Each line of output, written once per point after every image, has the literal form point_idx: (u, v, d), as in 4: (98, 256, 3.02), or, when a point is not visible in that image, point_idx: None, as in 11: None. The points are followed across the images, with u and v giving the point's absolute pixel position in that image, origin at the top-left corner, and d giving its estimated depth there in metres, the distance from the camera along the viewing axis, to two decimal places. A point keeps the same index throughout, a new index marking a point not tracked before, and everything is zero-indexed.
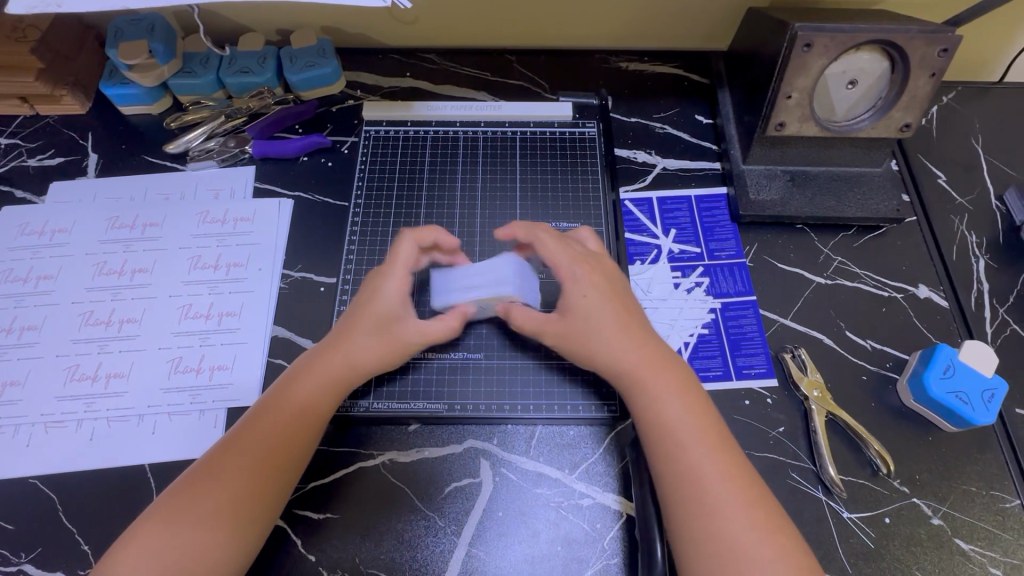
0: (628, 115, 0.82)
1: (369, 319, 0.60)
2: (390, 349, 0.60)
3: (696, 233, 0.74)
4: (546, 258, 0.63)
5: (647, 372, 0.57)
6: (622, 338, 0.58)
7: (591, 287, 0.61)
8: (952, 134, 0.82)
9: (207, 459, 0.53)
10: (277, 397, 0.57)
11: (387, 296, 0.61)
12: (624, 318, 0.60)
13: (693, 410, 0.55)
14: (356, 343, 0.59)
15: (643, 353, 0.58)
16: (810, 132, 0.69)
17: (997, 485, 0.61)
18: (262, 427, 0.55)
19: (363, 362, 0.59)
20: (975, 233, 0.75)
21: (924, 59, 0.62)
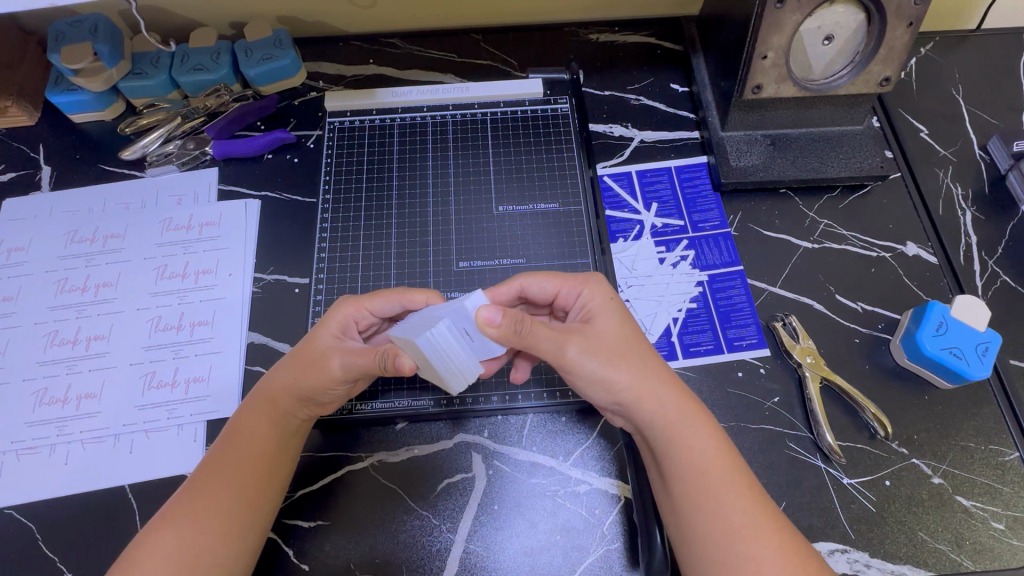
0: (601, 88, 0.80)
1: (312, 341, 0.57)
2: (311, 379, 0.55)
3: (679, 205, 0.72)
4: (547, 287, 0.58)
5: (654, 394, 0.53)
6: (614, 339, 0.55)
7: (592, 300, 0.57)
8: (932, 86, 0.80)
9: (196, 490, 0.51)
10: (252, 413, 0.56)
11: (328, 320, 0.57)
12: (630, 338, 0.56)
13: (692, 410, 0.53)
14: (290, 366, 0.56)
15: (642, 354, 0.55)
16: (788, 93, 0.67)
17: (995, 438, 0.60)
18: (249, 442, 0.54)
19: (284, 389, 0.56)
20: (961, 186, 0.73)
21: (900, 9, 0.60)
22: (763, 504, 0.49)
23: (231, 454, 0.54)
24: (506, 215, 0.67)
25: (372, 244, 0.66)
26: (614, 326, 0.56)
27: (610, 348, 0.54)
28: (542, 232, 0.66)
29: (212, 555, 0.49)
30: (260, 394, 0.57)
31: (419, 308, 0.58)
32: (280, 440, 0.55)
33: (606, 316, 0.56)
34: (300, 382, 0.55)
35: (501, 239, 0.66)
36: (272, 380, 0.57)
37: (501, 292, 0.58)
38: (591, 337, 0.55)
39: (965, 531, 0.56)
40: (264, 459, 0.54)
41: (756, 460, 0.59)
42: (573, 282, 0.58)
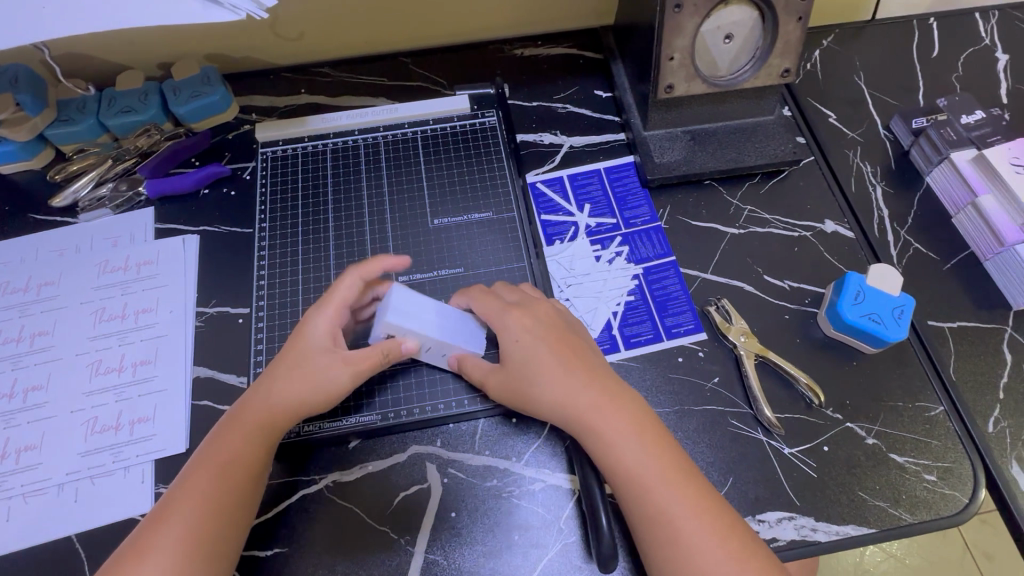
0: (528, 100, 0.83)
1: (299, 351, 0.58)
2: (321, 387, 0.56)
3: (610, 204, 0.75)
4: (483, 315, 0.61)
5: (595, 417, 0.54)
6: (551, 366, 0.56)
7: (526, 329, 0.58)
8: (836, 75, 0.86)
9: (163, 513, 0.52)
10: (211, 453, 0.54)
11: (316, 330, 0.58)
12: (568, 362, 0.57)
13: (635, 422, 0.54)
14: (283, 380, 0.57)
15: (582, 377, 0.56)
16: (698, 91, 0.71)
17: (921, 395, 0.63)
18: (195, 482, 0.53)
19: (277, 406, 0.56)
20: (869, 164, 0.78)
21: (788, 5, 0.65)
22: (718, 509, 0.51)
23: (180, 498, 0.52)
24: (442, 228, 0.69)
25: (311, 266, 0.67)
26: (548, 354, 0.57)
27: (546, 377, 0.56)
28: (479, 239, 0.68)
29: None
30: (221, 434, 0.56)
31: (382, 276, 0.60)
32: (242, 478, 0.54)
33: (540, 344, 0.58)
34: (266, 418, 0.56)
35: (439, 250, 0.68)
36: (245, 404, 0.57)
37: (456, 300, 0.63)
38: (521, 370, 0.57)
39: (901, 487, 0.59)
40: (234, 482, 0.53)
41: (702, 440, 0.61)
42: (501, 313, 0.60)
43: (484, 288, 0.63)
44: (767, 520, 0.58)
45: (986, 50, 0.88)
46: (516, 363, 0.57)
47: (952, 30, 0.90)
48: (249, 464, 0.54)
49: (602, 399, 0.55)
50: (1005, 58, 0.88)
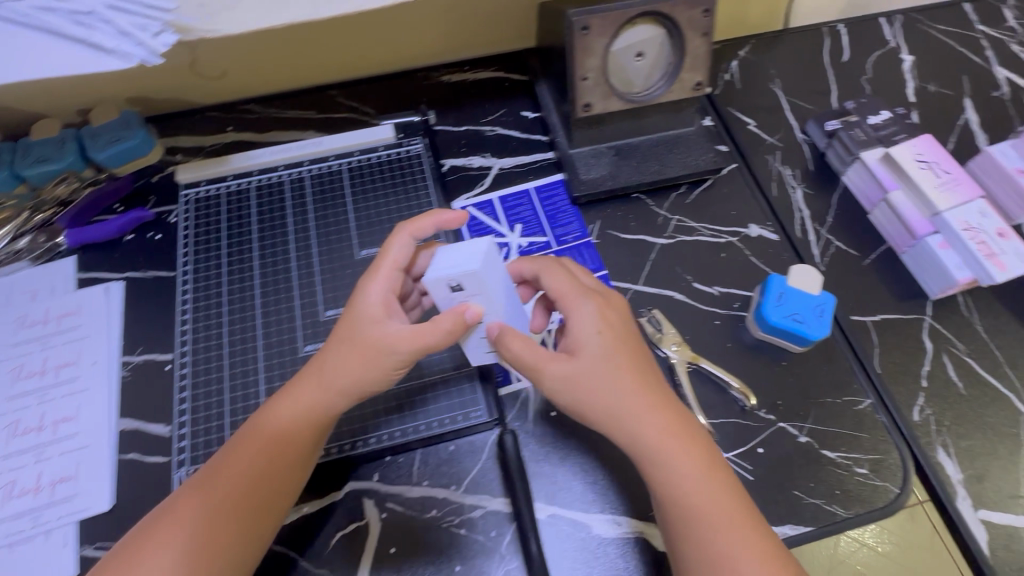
0: (457, 124, 0.84)
1: (353, 318, 0.55)
2: (372, 356, 0.53)
3: (541, 223, 0.76)
4: (552, 289, 0.59)
5: (667, 448, 0.52)
6: (627, 382, 0.54)
7: (604, 333, 0.55)
8: (753, 84, 0.89)
9: (185, 494, 0.51)
10: (250, 434, 0.54)
11: (372, 294, 0.55)
12: (646, 384, 0.54)
13: (696, 455, 0.52)
14: (335, 352, 0.54)
15: (657, 399, 0.54)
16: (616, 107, 0.72)
17: (849, 390, 0.65)
18: (230, 465, 0.52)
19: (328, 383, 0.54)
20: (789, 167, 0.81)
21: (692, 22, 0.68)
22: (774, 551, 0.49)
23: (214, 478, 0.51)
24: (371, 258, 0.67)
25: (236, 307, 0.64)
26: (626, 368, 0.54)
27: (620, 391, 0.53)
28: None
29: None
30: (264, 426, 0.54)
31: (426, 235, 0.58)
32: (276, 475, 0.53)
33: (616, 355, 0.55)
34: (312, 410, 0.54)
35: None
36: (276, 401, 0.55)
37: (527, 267, 0.61)
38: (589, 370, 0.54)
39: (834, 482, 0.60)
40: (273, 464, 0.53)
41: None
42: (574, 304, 0.57)
43: (559, 263, 0.60)
44: None
45: (891, 52, 0.93)
46: (580, 374, 0.54)
47: (860, 34, 0.95)
48: (293, 450, 0.53)
49: (664, 427, 0.53)
50: (909, 59, 0.92)
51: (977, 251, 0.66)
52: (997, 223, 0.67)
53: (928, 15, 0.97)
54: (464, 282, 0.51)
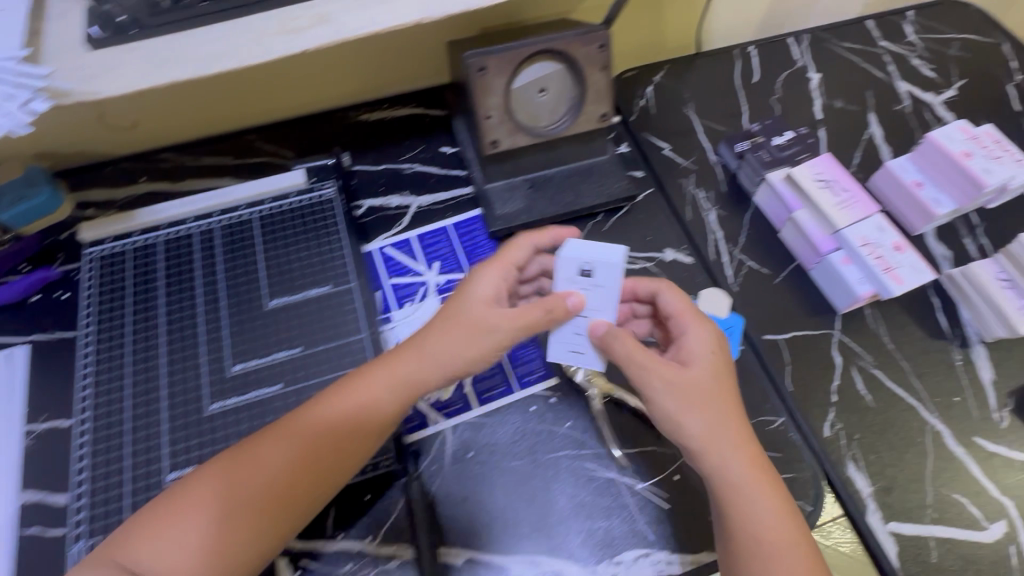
0: (375, 163, 0.84)
1: (461, 305, 0.58)
2: (466, 338, 0.57)
3: (459, 259, 0.76)
4: (671, 309, 0.60)
5: (751, 478, 0.53)
6: (723, 409, 0.55)
7: (711, 357, 0.57)
8: (668, 108, 0.91)
9: (223, 468, 0.53)
10: (302, 421, 0.55)
11: (481, 284, 0.59)
12: (739, 416, 0.56)
13: (764, 479, 0.54)
14: (434, 337, 0.57)
15: (745, 431, 0.56)
16: (523, 142, 0.74)
17: (762, 410, 0.66)
18: (280, 450, 0.54)
19: (416, 368, 0.57)
20: (703, 190, 0.83)
21: (589, 57, 0.69)
22: None
23: (263, 455, 0.54)
24: (280, 307, 0.66)
25: (141, 367, 0.63)
26: (726, 396, 0.56)
27: (717, 415, 0.55)
28: (315, 317, 0.66)
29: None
30: (320, 412, 0.55)
31: (551, 242, 0.62)
32: (331, 459, 0.55)
33: (714, 383, 0.56)
34: (402, 390, 0.56)
35: (276, 332, 0.65)
36: (334, 402, 0.56)
37: (642, 287, 0.63)
38: (688, 387, 0.55)
39: None
40: (323, 449, 0.55)
41: (558, 488, 0.62)
42: (694, 329, 0.59)
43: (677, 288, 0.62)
44: (624, 560, 0.58)
45: (800, 71, 0.96)
46: (692, 387, 0.55)
47: (770, 54, 0.98)
48: (351, 442, 0.55)
49: (748, 456, 0.54)
50: (816, 77, 0.95)
51: (874, 266, 0.68)
52: (893, 238, 0.70)
53: (833, 33, 1.01)
54: (596, 268, 0.59)
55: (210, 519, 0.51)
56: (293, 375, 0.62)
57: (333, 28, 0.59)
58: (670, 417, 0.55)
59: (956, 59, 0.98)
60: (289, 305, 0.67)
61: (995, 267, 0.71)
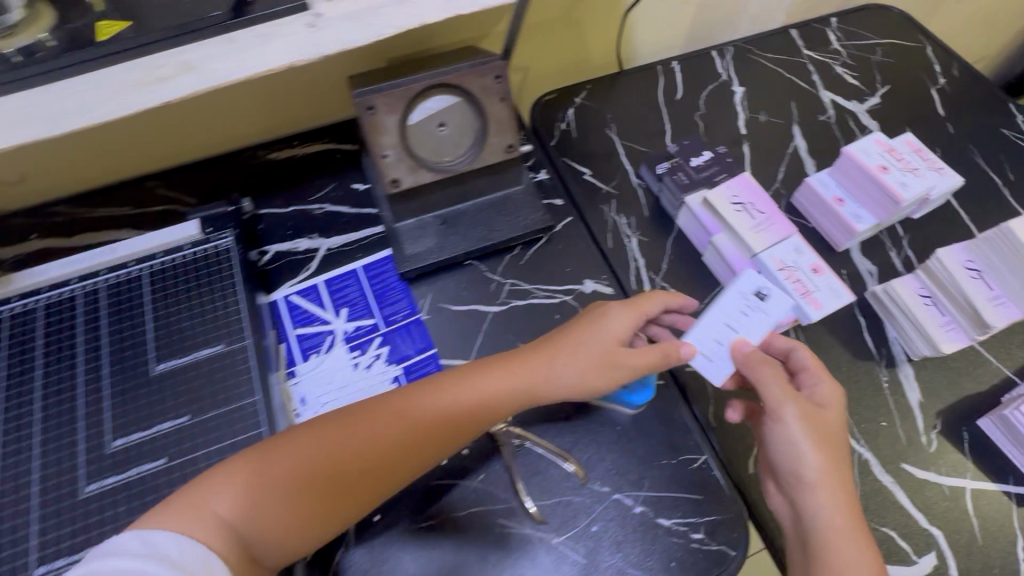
0: (284, 206, 0.80)
1: (601, 335, 0.59)
2: (592, 362, 0.58)
3: (368, 304, 0.72)
4: (803, 361, 0.60)
5: (846, 531, 0.52)
6: (831, 457, 0.54)
7: (831, 408, 0.57)
8: (589, 131, 0.89)
9: (340, 433, 0.54)
10: (427, 406, 0.56)
11: (615, 324, 0.60)
12: (843, 472, 0.55)
13: (858, 529, 0.52)
14: (562, 363, 0.59)
15: (847, 488, 0.54)
16: (427, 179, 0.70)
17: (684, 449, 0.63)
18: (384, 432, 0.55)
19: (557, 378, 0.58)
20: (624, 215, 0.80)
21: (485, 88, 0.67)
22: None
23: (377, 431, 0.54)
24: (168, 371, 0.62)
25: (11, 447, 0.58)
26: (835, 448, 0.55)
27: (829, 463, 0.54)
28: (204, 381, 0.61)
29: (250, 536, 0.49)
30: (457, 391, 0.57)
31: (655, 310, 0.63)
32: (410, 454, 0.55)
33: (832, 436, 0.55)
34: (523, 391, 0.58)
35: (162, 400, 0.61)
36: (446, 397, 0.57)
37: (777, 342, 0.62)
38: (815, 422, 0.55)
39: (671, 553, 0.58)
40: (403, 449, 0.55)
41: (468, 548, 0.58)
42: (823, 379, 0.58)
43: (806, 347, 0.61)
44: None
45: (723, 85, 0.94)
46: (829, 427, 0.56)
47: (693, 69, 0.96)
48: (431, 441, 0.56)
49: (845, 506, 0.53)
50: (740, 91, 0.94)
51: (794, 291, 0.66)
52: (811, 259, 0.68)
53: (757, 44, 1.00)
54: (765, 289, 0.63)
55: (280, 489, 0.51)
56: (177, 447, 0.58)
57: (198, 78, 0.56)
58: (794, 452, 0.54)
59: (879, 65, 0.97)
60: (178, 368, 0.62)
61: (916, 281, 0.68)
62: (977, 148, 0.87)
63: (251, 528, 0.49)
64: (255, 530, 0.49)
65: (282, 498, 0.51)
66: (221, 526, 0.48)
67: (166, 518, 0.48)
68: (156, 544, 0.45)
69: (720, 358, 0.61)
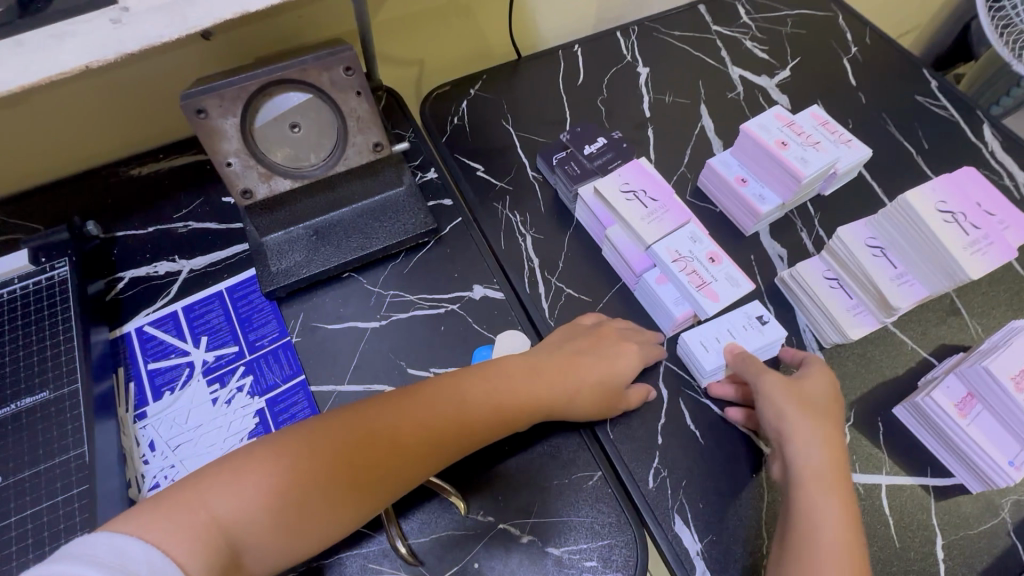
0: (143, 226, 0.72)
1: (610, 371, 0.58)
2: (599, 399, 0.57)
3: (232, 329, 0.65)
4: (793, 355, 0.61)
5: (826, 480, 0.51)
6: (816, 414, 0.55)
7: (820, 377, 0.57)
8: (484, 124, 0.82)
9: (375, 425, 0.49)
10: (456, 404, 0.52)
11: (626, 362, 0.59)
12: (833, 430, 0.54)
13: (838, 481, 0.51)
14: (582, 382, 0.57)
15: (835, 444, 0.54)
16: (285, 187, 0.63)
17: (577, 466, 0.57)
18: (412, 424, 0.50)
19: (577, 392, 0.56)
20: (519, 212, 0.74)
21: (336, 82, 0.59)
22: None
23: (404, 423, 0.49)
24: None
25: None
26: (824, 409, 0.55)
27: (812, 418, 0.54)
28: (25, 434, 0.55)
29: (246, 541, 0.43)
30: (493, 389, 0.54)
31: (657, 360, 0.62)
32: (435, 454, 0.50)
33: (821, 399, 0.56)
34: (547, 401, 0.55)
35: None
36: (482, 394, 0.54)
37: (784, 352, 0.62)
38: (797, 387, 0.56)
39: None
40: (428, 452, 0.50)
41: None
42: (812, 360, 0.59)
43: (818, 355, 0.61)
44: None
45: (628, 67, 0.89)
46: (809, 397, 0.55)
47: (596, 51, 0.90)
48: (456, 445, 0.51)
49: (831, 457, 0.53)
50: (646, 72, 0.88)
51: (689, 284, 0.62)
52: (708, 247, 0.64)
53: (664, 22, 0.94)
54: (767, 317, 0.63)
55: (284, 480, 0.44)
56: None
57: None
58: (775, 410, 0.55)
59: (790, 38, 0.93)
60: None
61: (821, 263, 0.64)
62: (890, 118, 0.83)
63: (242, 525, 0.42)
64: (255, 535, 0.43)
65: (293, 501, 0.44)
66: (216, 530, 0.42)
67: (145, 523, 0.40)
68: (126, 554, 0.38)
69: (712, 352, 0.60)
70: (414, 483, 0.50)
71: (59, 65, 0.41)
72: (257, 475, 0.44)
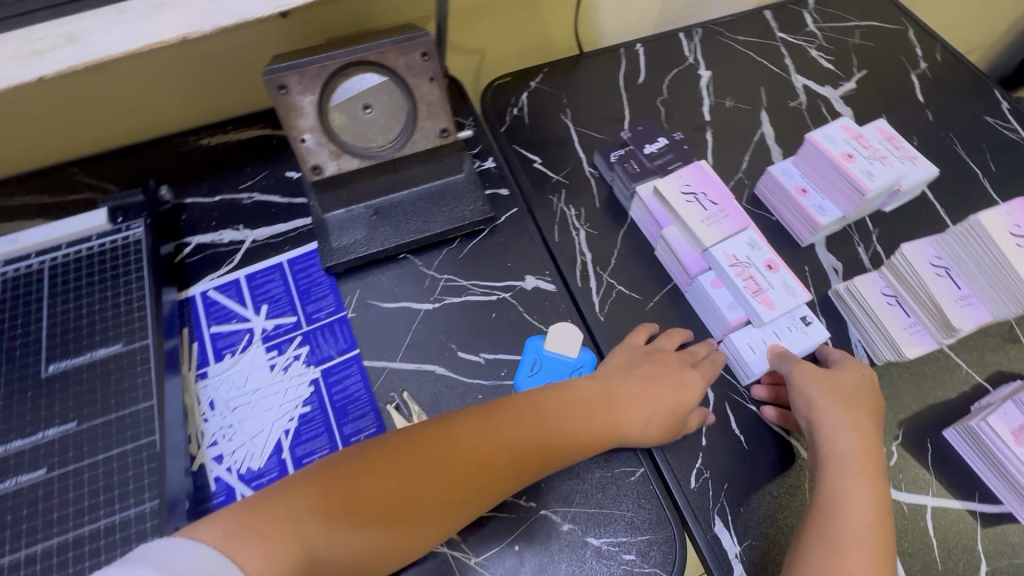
0: (210, 195, 0.74)
1: (670, 392, 0.58)
2: (662, 421, 0.57)
3: (291, 300, 0.67)
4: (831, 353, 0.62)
5: (854, 462, 0.52)
6: (848, 403, 0.56)
7: (851, 373, 0.58)
8: (543, 117, 0.83)
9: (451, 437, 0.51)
10: (531, 423, 0.54)
11: (693, 385, 0.59)
12: (865, 419, 0.55)
13: (869, 465, 0.53)
14: (648, 404, 0.57)
15: (868, 432, 0.55)
16: (353, 166, 0.64)
17: (620, 460, 0.58)
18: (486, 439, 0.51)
19: (644, 416, 0.57)
20: (574, 207, 0.75)
21: (411, 67, 0.61)
22: None
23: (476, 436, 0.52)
24: (58, 374, 0.58)
25: None
26: (855, 399, 0.56)
27: (843, 407, 0.55)
28: (97, 383, 0.58)
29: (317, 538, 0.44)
30: (569, 412, 0.55)
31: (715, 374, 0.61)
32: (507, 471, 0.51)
33: (852, 392, 0.57)
34: (615, 425, 0.56)
35: (48, 404, 0.57)
36: (559, 417, 0.55)
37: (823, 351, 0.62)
38: (828, 379, 0.57)
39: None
40: (501, 468, 0.51)
41: None
42: (845, 359, 0.60)
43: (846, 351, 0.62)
44: None
45: (689, 69, 0.88)
46: (838, 387, 0.57)
47: (658, 52, 0.90)
48: (529, 463, 0.52)
49: (862, 443, 0.54)
50: (707, 75, 0.88)
51: (745, 290, 0.62)
52: (766, 255, 0.64)
53: (728, 26, 0.93)
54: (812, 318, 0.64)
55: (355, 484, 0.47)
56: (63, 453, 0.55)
57: (79, 52, 0.41)
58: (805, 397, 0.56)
59: (857, 49, 0.91)
60: (74, 368, 0.59)
61: (881, 280, 0.64)
62: (956, 138, 0.81)
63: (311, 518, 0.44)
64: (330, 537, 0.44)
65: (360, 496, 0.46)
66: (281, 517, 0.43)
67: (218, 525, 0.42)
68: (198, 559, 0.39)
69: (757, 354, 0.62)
70: (491, 500, 0.51)
71: (158, 34, 0.42)
72: (336, 484, 0.46)
